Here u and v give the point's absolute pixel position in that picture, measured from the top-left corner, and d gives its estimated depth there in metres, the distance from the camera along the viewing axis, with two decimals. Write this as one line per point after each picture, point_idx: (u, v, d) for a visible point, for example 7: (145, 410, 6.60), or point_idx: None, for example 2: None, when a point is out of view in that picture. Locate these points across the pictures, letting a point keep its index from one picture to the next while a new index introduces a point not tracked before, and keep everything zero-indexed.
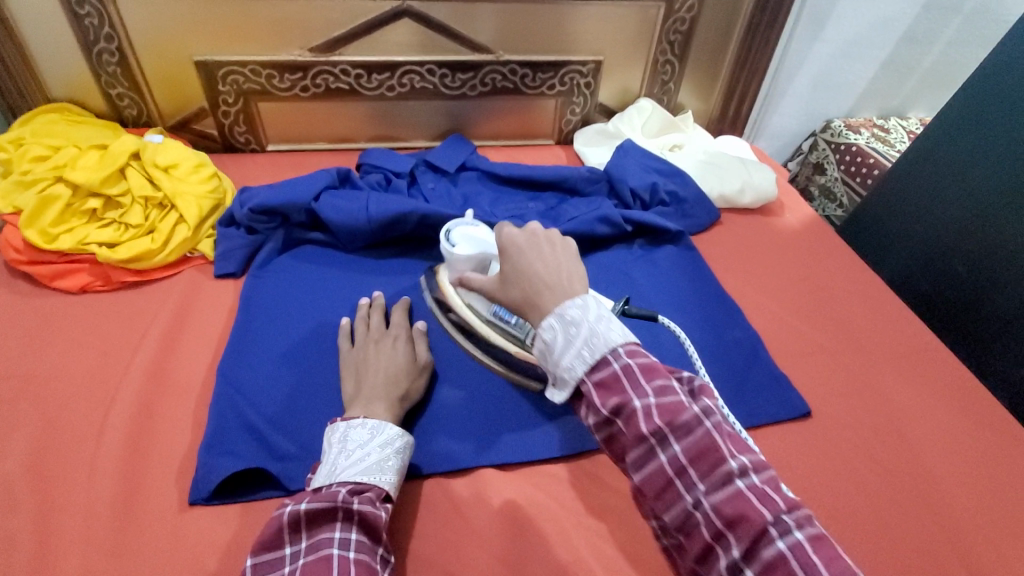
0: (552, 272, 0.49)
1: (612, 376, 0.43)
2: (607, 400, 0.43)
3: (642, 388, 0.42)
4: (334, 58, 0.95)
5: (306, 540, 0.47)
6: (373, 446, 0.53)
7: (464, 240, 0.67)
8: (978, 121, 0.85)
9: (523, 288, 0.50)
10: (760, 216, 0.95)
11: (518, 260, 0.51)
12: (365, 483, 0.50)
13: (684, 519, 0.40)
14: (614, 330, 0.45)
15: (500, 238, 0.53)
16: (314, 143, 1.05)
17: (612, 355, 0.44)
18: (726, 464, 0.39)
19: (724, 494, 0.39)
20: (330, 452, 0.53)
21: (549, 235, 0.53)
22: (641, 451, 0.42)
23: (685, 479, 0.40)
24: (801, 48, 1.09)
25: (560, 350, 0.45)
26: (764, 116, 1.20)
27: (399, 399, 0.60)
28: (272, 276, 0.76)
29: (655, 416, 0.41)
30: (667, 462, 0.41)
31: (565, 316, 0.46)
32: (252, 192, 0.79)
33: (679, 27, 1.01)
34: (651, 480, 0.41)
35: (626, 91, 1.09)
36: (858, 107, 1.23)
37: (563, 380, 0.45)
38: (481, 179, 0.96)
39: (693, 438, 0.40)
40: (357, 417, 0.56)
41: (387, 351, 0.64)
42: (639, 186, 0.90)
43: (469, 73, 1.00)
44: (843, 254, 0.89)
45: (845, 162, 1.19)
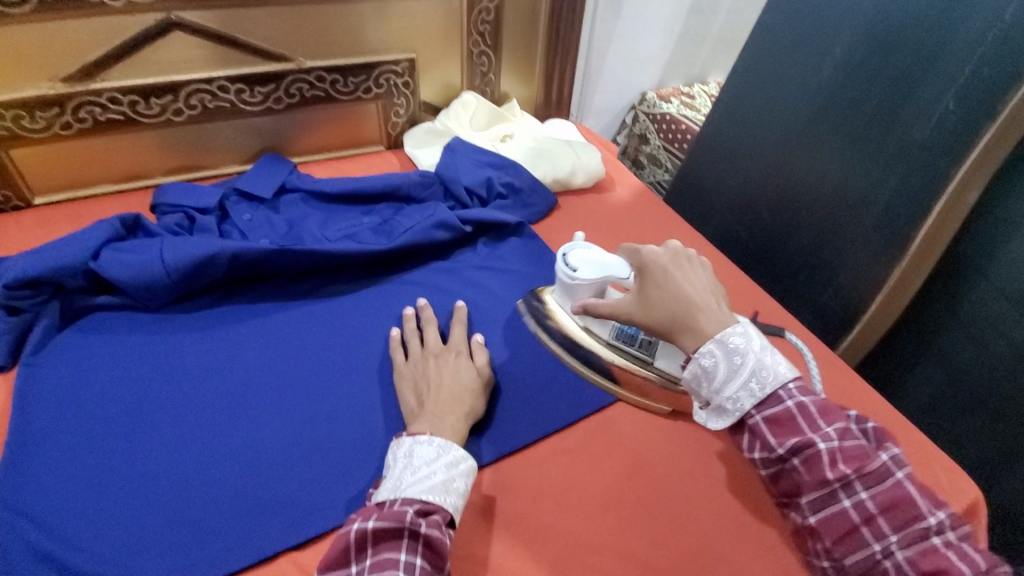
0: (703, 295, 0.53)
1: (786, 415, 0.48)
2: (769, 421, 0.48)
3: (822, 430, 0.47)
4: (95, 86, 0.80)
5: (370, 558, 0.45)
6: (440, 466, 0.51)
7: (585, 263, 0.63)
8: (762, 82, 0.96)
9: (672, 308, 0.52)
10: (595, 194, 0.98)
11: (660, 276, 0.54)
12: (431, 504, 0.48)
13: (869, 566, 0.44)
14: (778, 362, 0.49)
15: (641, 258, 0.56)
16: (97, 187, 0.89)
17: (784, 393, 0.48)
18: (923, 520, 0.43)
19: (920, 550, 0.42)
20: (396, 466, 0.52)
21: (687, 252, 0.56)
22: (822, 494, 0.46)
23: (875, 528, 0.44)
24: (605, 28, 1.14)
25: (724, 378, 0.49)
26: (585, 96, 1.25)
27: (466, 415, 0.59)
28: (49, 361, 0.63)
29: (840, 462, 0.45)
30: (854, 508, 0.45)
31: (728, 345, 0.49)
32: (6, 263, 0.64)
33: (486, 17, 0.99)
34: (833, 522, 0.45)
35: (449, 87, 1.06)
36: (665, 77, 1.33)
37: (724, 410, 0.49)
38: (306, 200, 0.88)
39: (885, 489, 0.45)
40: (424, 433, 0.54)
41: (451, 366, 0.63)
42: (473, 183, 0.88)
43: (270, 85, 0.90)
44: (671, 219, 0.95)
45: (664, 130, 1.27)
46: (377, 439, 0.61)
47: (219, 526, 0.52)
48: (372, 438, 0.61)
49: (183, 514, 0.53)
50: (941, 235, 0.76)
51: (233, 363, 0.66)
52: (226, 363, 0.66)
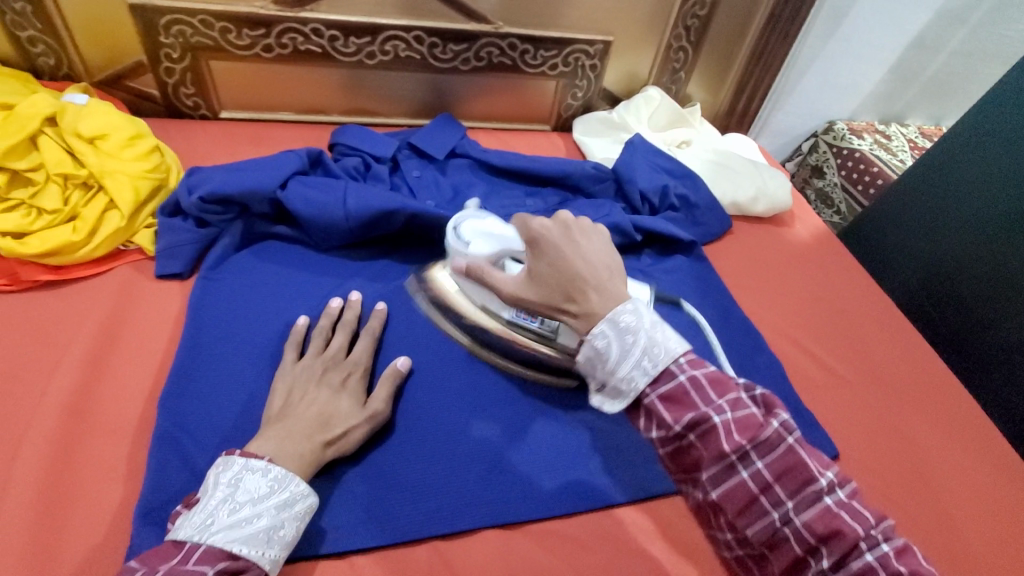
0: (591, 267, 0.48)
1: (680, 391, 0.43)
2: (664, 399, 0.43)
3: (716, 402, 0.42)
4: (304, 15, 0.80)
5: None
6: (268, 506, 0.43)
7: (478, 236, 0.61)
8: (1000, 139, 0.82)
9: (560, 279, 0.48)
10: (771, 226, 0.89)
11: (552, 248, 0.49)
12: (242, 560, 0.41)
13: (770, 535, 0.41)
14: (671, 338, 0.44)
15: (529, 231, 0.51)
16: (278, 113, 0.91)
17: (674, 366, 0.43)
18: (814, 482, 0.40)
19: (815, 512, 0.39)
20: (211, 492, 0.43)
21: (580, 222, 0.52)
22: (719, 469, 0.41)
23: (771, 495, 0.40)
24: (816, 46, 1.03)
25: (616, 358, 0.44)
26: (769, 114, 1.13)
27: (324, 445, 0.49)
28: (226, 279, 0.64)
29: (735, 433, 0.41)
30: (751, 478, 0.41)
31: (619, 323, 0.44)
32: (202, 174, 0.65)
33: (698, 11, 0.91)
34: (732, 496, 0.41)
35: (633, 77, 0.99)
36: (860, 110, 1.19)
37: (620, 393, 0.44)
38: (473, 168, 0.85)
39: (776, 456, 0.41)
40: (259, 456, 0.45)
41: (334, 386, 0.54)
42: (649, 188, 0.81)
43: (463, 44, 0.87)
44: (856, 273, 0.84)
45: (847, 168, 1.15)
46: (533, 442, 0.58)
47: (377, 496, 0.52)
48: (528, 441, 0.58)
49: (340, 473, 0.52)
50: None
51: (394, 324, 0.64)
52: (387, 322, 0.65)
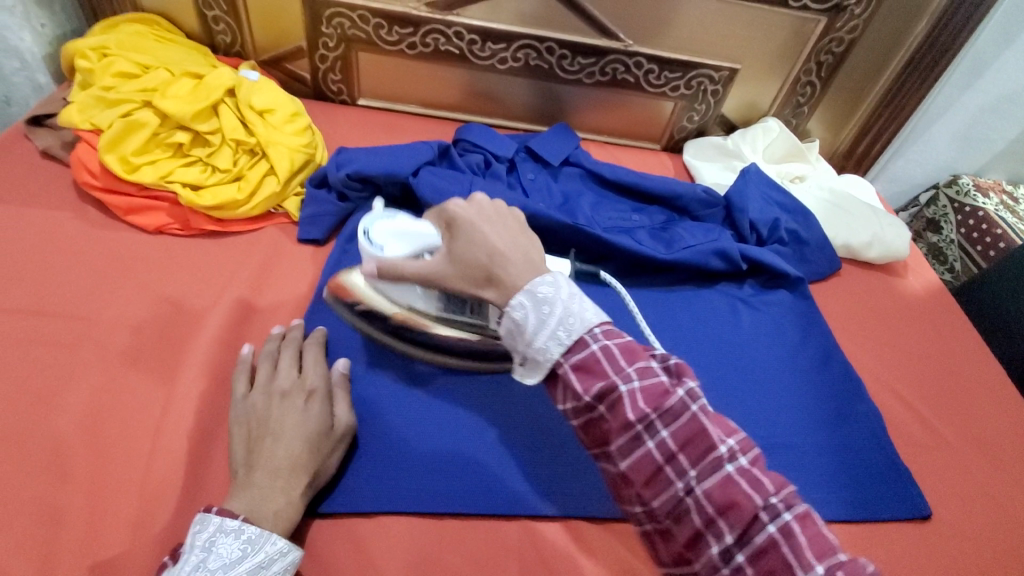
0: (511, 246, 0.48)
1: (591, 359, 0.43)
2: (576, 369, 0.44)
3: (624, 370, 0.42)
4: (450, 18, 0.86)
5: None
6: (241, 571, 0.41)
7: (391, 237, 0.54)
8: None
9: (478, 257, 0.48)
10: (882, 274, 0.86)
11: (472, 224, 0.49)
12: None
13: (674, 506, 0.40)
14: (588, 309, 0.45)
15: (448, 209, 0.50)
16: (408, 105, 0.97)
17: (589, 336, 0.44)
18: (715, 448, 0.40)
19: (716, 481, 0.39)
20: (187, 558, 0.41)
21: (501, 206, 0.52)
22: (627, 440, 0.42)
23: (676, 465, 0.40)
24: (952, 94, 0.99)
25: (533, 329, 0.44)
26: (890, 159, 1.09)
27: (305, 488, 0.47)
28: (356, 251, 0.70)
29: (640, 401, 0.41)
30: (655, 448, 0.41)
31: (536, 295, 0.45)
32: (349, 154, 0.72)
33: (834, 47, 0.90)
34: (640, 467, 0.41)
35: (752, 107, 0.99)
36: (989, 166, 1.12)
37: (538, 364, 0.45)
38: (583, 178, 0.88)
39: (681, 423, 0.41)
40: (233, 516, 0.43)
41: (293, 413, 0.50)
42: (760, 219, 0.81)
43: (591, 59, 0.91)
44: (971, 336, 0.80)
45: (967, 226, 1.08)
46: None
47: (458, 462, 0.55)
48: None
49: (427, 436, 0.56)
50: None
51: None
52: None
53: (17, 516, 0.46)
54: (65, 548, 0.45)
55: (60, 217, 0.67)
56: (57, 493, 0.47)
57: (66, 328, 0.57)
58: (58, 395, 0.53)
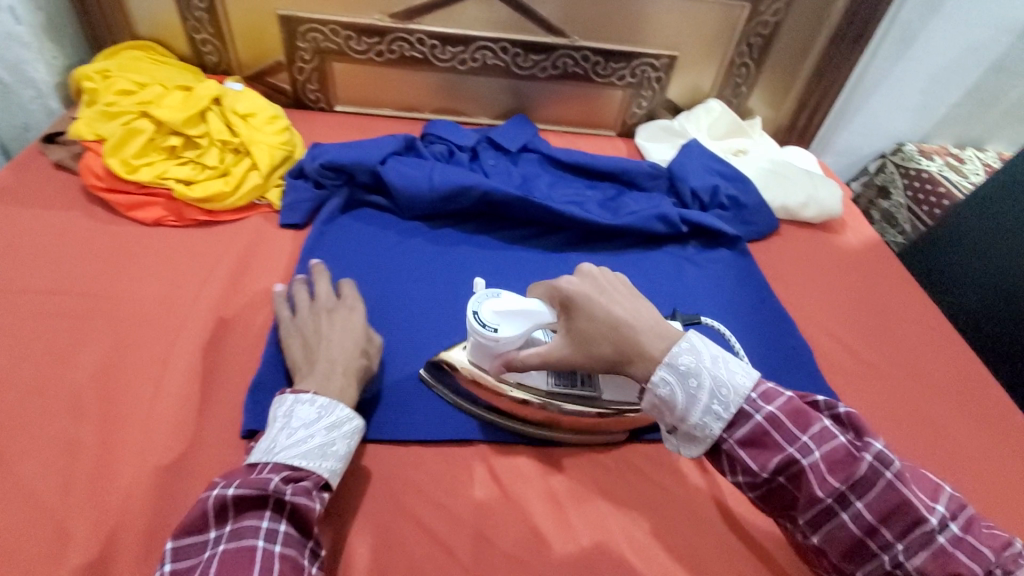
0: (647, 326, 0.49)
1: (759, 431, 0.45)
2: (743, 444, 0.45)
3: (801, 442, 0.44)
4: (412, 26, 0.96)
5: (231, 523, 0.46)
6: (318, 428, 0.52)
7: (502, 318, 0.55)
8: None
9: (615, 339, 0.49)
10: (821, 232, 0.93)
11: (593, 303, 0.50)
12: (302, 470, 0.49)
13: (856, 543, 0.43)
14: (738, 373, 0.46)
15: (561, 291, 0.52)
16: (380, 108, 1.07)
17: (748, 406, 0.45)
18: (923, 521, 0.41)
19: (882, 508, 0.42)
20: (272, 426, 0.52)
21: (608, 273, 0.54)
22: (817, 516, 0.44)
23: (878, 537, 0.42)
24: (884, 65, 1.06)
25: (684, 404, 0.46)
26: (834, 131, 1.16)
27: (358, 372, 0.58)
28: (332, 232, 0.78)
29: (829, 475, 0.43)
30: (851, 522, 0.42)
31: (679, 367, 0.46)
32: (323, 147, 0.82)
33: (762, 30, 0.99)
34: (834, 541, 0.44)
35: (696, 91, 1.08)
36: (933, 133, 1.19)
37: (695, 439, 0.46)
38: (541, 162, 0.97)
39: (877, 494, 0.42)
40: (307, 391, 0.54)
41: (341, 322, 0.61)
42: (700, 186, 0.89)
43: (542, 55, 1.00)
44: (902, 280, 0.87)
45: (913, 188, 1.14)
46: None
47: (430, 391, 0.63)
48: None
49: (397, 373, 0.65)
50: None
51: (457, 276, 0.76)
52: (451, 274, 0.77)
53: (40, 450, 0.54)
54: (80, 474, 0.53)
55: (72, 215, 0.76)
56: (72, 433, 0.56)
57: (78, 304, 0.66)
58: (73, 356, 0.61)
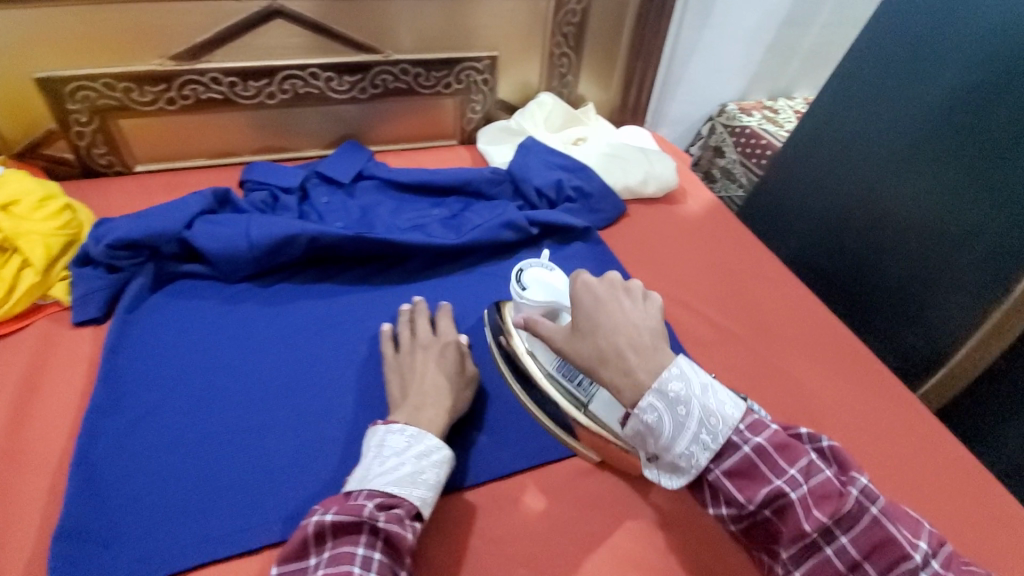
0: (637, 331, 0.47)
1: (746, 463, 0.43)
2: (730, 474, 0.44)
3: (789, 474, 0.42)
4: (200, 66, 0.86)
5: (329, 550, 0.46)
6: (409, 456, 0.52)
7: (536, 283, 0.63)
8: (869, 91, 0.84)
9: (604, 348, 0.47)
10: (665, 205, 0.96)
11: (595, 312, 0.48)
12: (394, 497, 0.49)
13: (780, 504, 0.42)
14: (726, 404, 0.45)
15: (574, 287, 0.50)
16: (191, 160, 0.95)
17: (737, 436, 0.44)
18: (908, 559, 0.41)
19: (812, 475, 0.42)
20: (365, 455, 0.53)
21: (630, 284, 0.50)
22: (799, 549, 0.43)
23: (859, 573, 0.41)
24: (692, 35, 1.11)
25: (670, 433, 0.44)
26: (663, 103, 1.22)
27: (446, 409, 0.58)
28: (140, 321, 0.68)
29: (815, 509, 0.41)
30: (836, 556, 0.42)
31: (668, 394, 0.44)
32: (110, 224, 0.70)
33: (571, 18, 0.99)
34: (817, 573, 0.42)
35: (525, 86, 1.07)
36: (748, 90, 1.27)
37: (678, 468, 0.44)
38: (380, 187, 0.91)
39: (863, 530, 0.42)
40: (398, 422, 0.54)
41: (429, 358, 0.62)
42: (543, 184, 0.88)
43: (357, 75, 0.94)
44: (741, 237, 0.92)
45: (742, 144, 1.22)
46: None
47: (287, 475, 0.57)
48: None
49: (240, 466, 0.57)
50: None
51: (297, 334, 0.70)
52: (290, 332, 0.70)
53: None
54: None
55: None
56: None
57: None
58: None
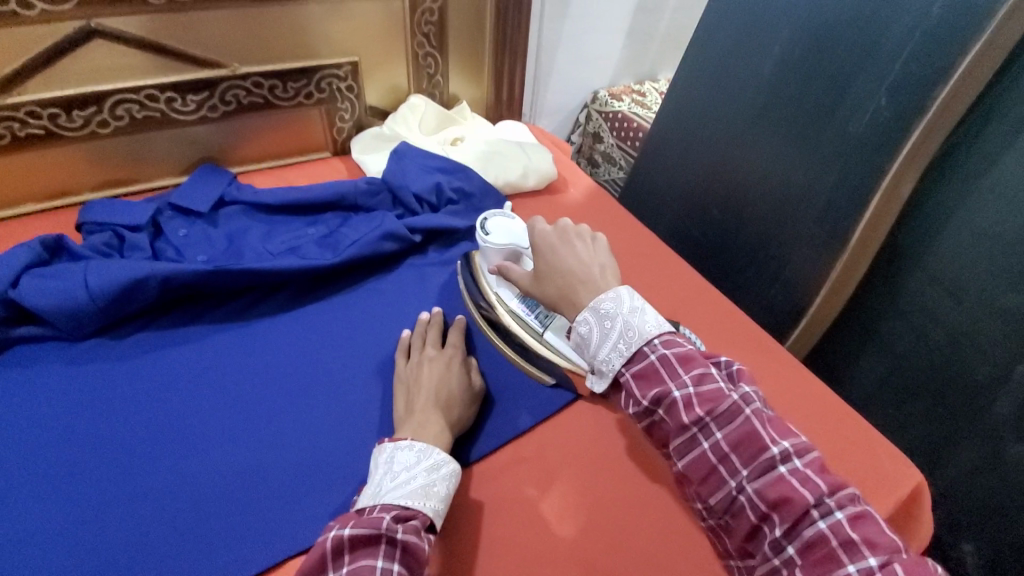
0: (583, 264, 0.58)
1: (651, 368, 0.50)
2: (637, 376, 0.50)
3: (681, 379, 0.49)
4: (9, 100, 0.74)
5: (348, 566, 0.43)
6: (419, 470, 0.51)
7: (498, 229, 0.72)
8: (712, 70, 0.90)
9: (560, 286, 0.58)
10: (547, 195, 0.98)
11: (550, 254, 0.60)
12: (409, 509, 0.48)
13: (730, 502, 0.46)
14: (650, 320, 0.52)
15: (532, 232, 0.63)
16: (19, 207, 0.84)
17: (649, 347, 0.50)
18: (767, 451, 0.45)
19: (768, 480, 0.44)
20: (375, 472, 0.52)
21: (580, 229, 0.63)
22: (684, 440, 0.48)
23: (728, 465, 0.46)
24: (555, 27, 1.13)
25: (597, 343, 0.53)
26: (537, 96, 1.24)
27: (450, 421, 0.58)
28: None
29: (695, 405, 0.48)
30: (711, 449, 0.47)
31: (600, 310, 0.53)
32: None
33: (429, 17, 0.98)
34: (695, 465, 0.48)
35: (395, 90, 1.04)
36: (616, 76, 1.32)
37: (602, 373, 0.52)
38: (247, 212, 0.84)
39: (734, 426, 0.47)
40: (407, 438, 0.54)
41: (438, 370, 0.62)
42: (421, 189, 0.86)
43: (204, 92, 0.86)
44: (623, 218, 0.95)
45: (616, 128, 1.27)
46: (327, 445, 0.60)
47: (160, 545, 0.51)
48: (322, 443, 0.60)
49: (103, 546, 0.50)
50: (884, 212, 0.74)
51: (164, 386, 0.64)
52: (156, 386, 0.63)
53: None
54: None
55: None
56: None
57: None
58: None
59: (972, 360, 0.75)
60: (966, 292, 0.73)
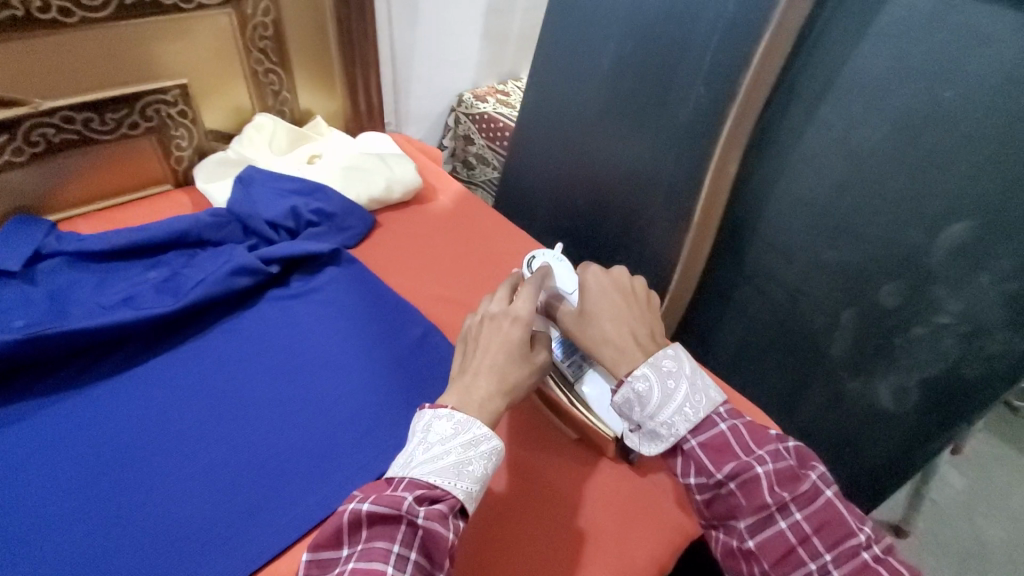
0: (636, 322, 0.57)
1: (720, 438, 0.50)
2: (704, 443, 0.50)
3: (755, 453, 0.48)
4: None
5: (363, 542, 0.45)
6: (456, 444, 0.49)
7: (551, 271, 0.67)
8: (556, 68, 0.92)
9: (603, 335, 0.56)
10: (415, 205, 0.96)
11: (597, 302, 0.59)
12: (437, 489, 0.46)
13: None
14: (712, 388, 0.52)
15: (585, 275, 0.61)
16: None
17: (717, 416, 0.51)
18: (853, 537, 0.46)
19: (852, 565, 0.45)
20: (412, 437, 0.51)
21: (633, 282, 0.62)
22: (759, 519, 0.47)
23: (809, 547, 0.46)
24: (406, 34, 1.11)
25: (659, 402, 0.51)
26: (399, 104, 1.21)
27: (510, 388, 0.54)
28: None
29: (777, 487, 0.47)
30: (790, 529, 0.46)
31: (660, 368, 0.52)
32: None
33: (264, 32, 0.92)
34: (772, 547, 0.46)
35: (238, 111, 0.97)
36: (478, 77, 1.33)
37: (657, 435, 0.51)
38: (71, 264, 0.75)
39: (818, 509, 0.47)
40: (446, 407, 0.51)
41: (501, 328, 0.57)
42: (275, 216, 0.82)
43: (2, 135, 0.75)
44: (494, 219, 0.95)
45: (484, 130, 1.27)
46: (181, 513, 0.54)
47: None
48: (175, 511, 0.55)
49: None
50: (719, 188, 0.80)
51: None
52: None
53: None
54: None
55: None
56: None
57: None
58: None
59: (809, 313, 0.83)
60: (796, 252, 0.82)
